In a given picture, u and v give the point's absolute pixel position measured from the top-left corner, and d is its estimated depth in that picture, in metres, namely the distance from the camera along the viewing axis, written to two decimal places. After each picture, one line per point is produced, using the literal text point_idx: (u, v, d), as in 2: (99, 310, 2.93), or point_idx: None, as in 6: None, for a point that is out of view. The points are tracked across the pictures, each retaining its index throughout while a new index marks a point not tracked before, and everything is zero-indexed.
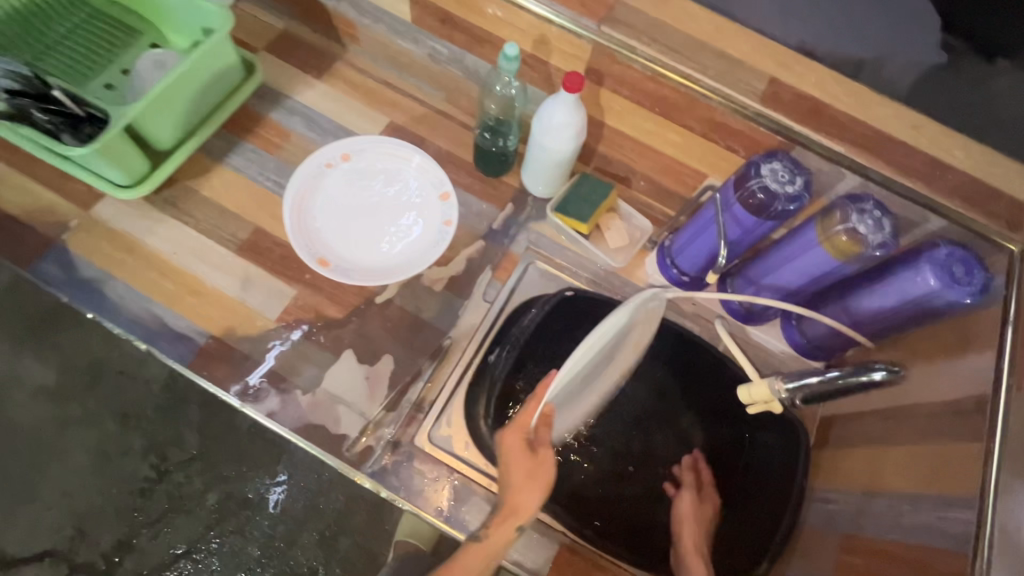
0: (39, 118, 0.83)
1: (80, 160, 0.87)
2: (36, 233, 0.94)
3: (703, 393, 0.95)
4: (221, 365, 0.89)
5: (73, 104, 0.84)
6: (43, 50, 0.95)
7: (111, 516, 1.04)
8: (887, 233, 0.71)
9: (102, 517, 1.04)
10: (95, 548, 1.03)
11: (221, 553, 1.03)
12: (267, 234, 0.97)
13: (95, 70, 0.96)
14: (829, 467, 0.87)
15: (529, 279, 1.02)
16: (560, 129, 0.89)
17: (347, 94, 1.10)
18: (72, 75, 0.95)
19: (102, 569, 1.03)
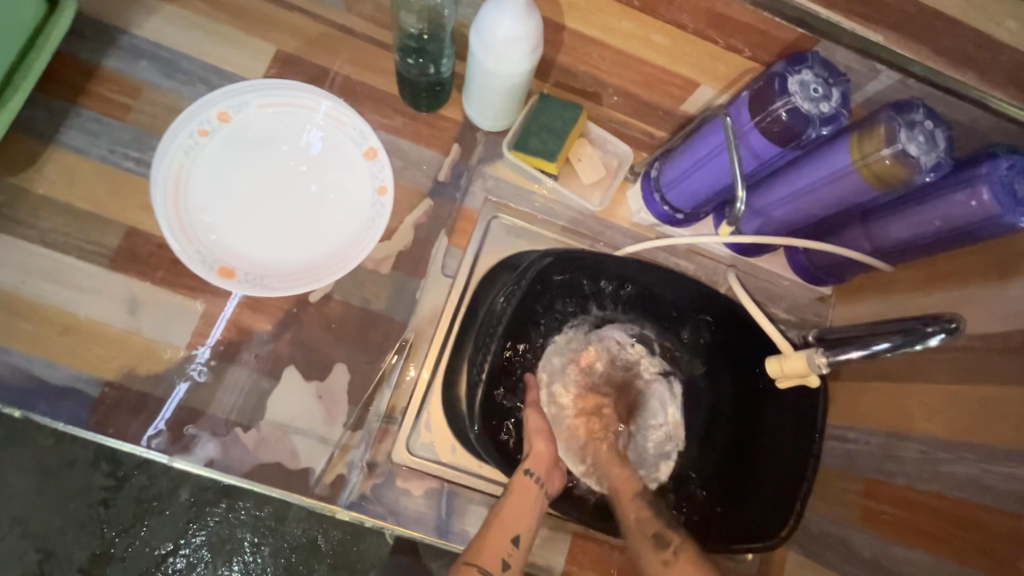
0: None
1: None
2: None
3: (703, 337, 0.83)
4: (130, 416, 0.70)
5: None
6: None
7: (77, 532, 0.89)
8: (942, 150, 0.56)
9: (64, 535, 0.88)
10: (69, 565, 0.88)
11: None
12: (146, 235, 0.74)
13: None
14: (848, 402, 0.81)
15: (494, 238, 0.83)
16: (507, 46, 0.66)
17: (207, 16, 0.80)
18: None
19: None
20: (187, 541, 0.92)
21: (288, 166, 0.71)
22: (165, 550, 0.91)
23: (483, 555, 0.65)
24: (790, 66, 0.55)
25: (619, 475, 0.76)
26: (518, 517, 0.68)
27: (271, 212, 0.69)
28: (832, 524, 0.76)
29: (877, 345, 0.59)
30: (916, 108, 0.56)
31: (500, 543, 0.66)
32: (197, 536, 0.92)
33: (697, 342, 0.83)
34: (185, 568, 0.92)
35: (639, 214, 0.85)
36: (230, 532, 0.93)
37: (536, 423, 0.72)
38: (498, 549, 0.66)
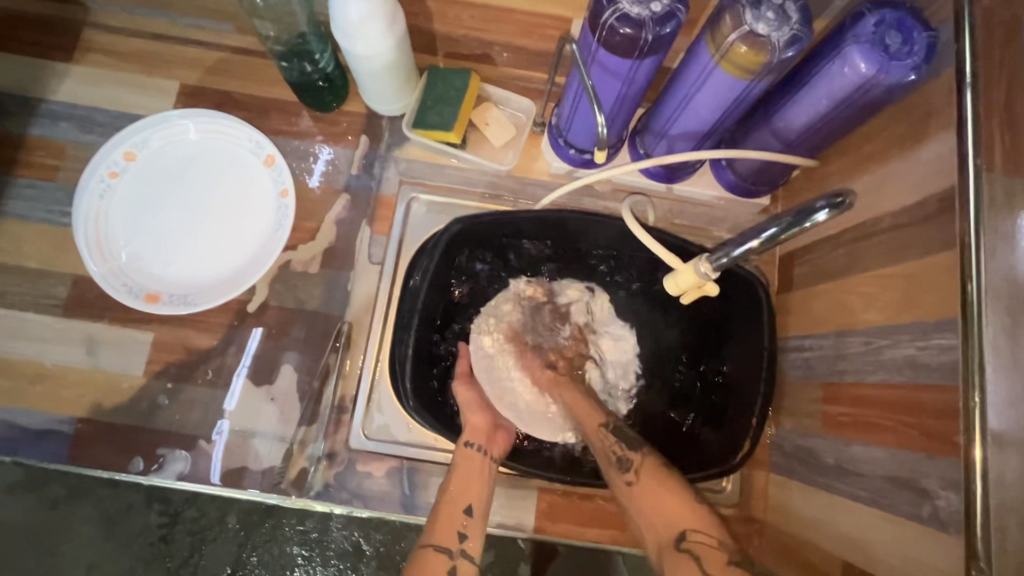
0: None
1: None
2: None
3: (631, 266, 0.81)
4: (105, 446, 0.76)
5: None
6: None
7: None
8: (796, 23, 0.53)
9: None
10: None
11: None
12: (91, 280, 0.79)
13: None
14: (802, 310, 0.77)
15: (415, 219, 0.84)
16: (363, 27, 0.67)
17: (113, 67, 0.85)
18: None
19: None
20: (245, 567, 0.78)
21: (195, 190, 0.75)
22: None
23: (437, 534, 0.65)
24: None
25: (579, 413, 0.70)
26: (468, 487, 0.68)
27: (186, 236, 0.74)
28: (800, 437, 0.73)
29: (765, 230, 0.55)
30: None
31: (452, 518, 0.66)
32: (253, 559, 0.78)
33: (627, 270, 0.81)
34: None
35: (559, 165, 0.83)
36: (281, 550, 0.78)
37: (467, 397, 0.74)
38: (452, 523, 0.65)
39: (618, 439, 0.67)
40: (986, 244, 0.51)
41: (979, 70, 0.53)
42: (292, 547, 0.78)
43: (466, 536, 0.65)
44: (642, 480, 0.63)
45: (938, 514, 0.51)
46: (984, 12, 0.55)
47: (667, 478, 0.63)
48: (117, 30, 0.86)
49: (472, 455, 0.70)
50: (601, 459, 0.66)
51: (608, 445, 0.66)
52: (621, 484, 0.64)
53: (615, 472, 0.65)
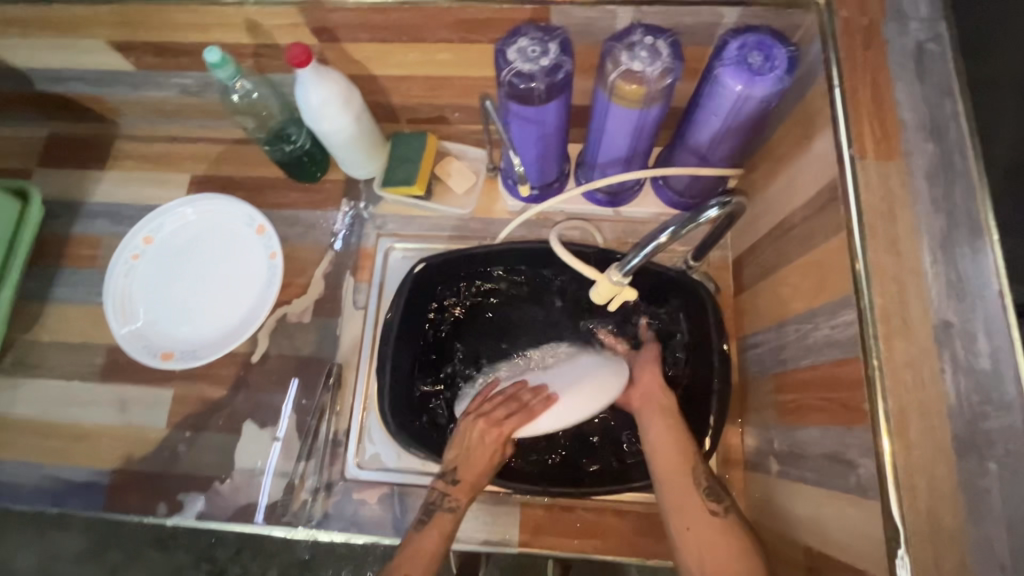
0: None
1: None
2: None
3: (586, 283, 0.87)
4: (136, 491, 0.86)
5: None
6: None
7: None
8: (668, 56, 0.61)
9: None
10: None
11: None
12: (122, 347, 0.92)
13: None
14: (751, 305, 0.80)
15: (392, 266, 0.94)
16: (324, 109, 0.80)
17: (139, 169, 1.02)
18: None
19: None
20: None
21: (203, 263, 0.89)
22: None
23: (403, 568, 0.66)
24: (507, 40, 0.63)
25: (659, 442, 0.70)
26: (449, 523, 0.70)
27: (199, 302, 0.88)
28: (764, 430, 0.75)
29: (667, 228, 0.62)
30: (634, 30, 0.62)
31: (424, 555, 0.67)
32: None
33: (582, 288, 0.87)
34: None
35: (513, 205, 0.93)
36: None
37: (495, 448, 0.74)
38: (421, 559, 0.67)
39: (700, 485, 0.67)
40: (870, 224, 0.55)
41: (844, 72, 0.60)
42: None
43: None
44: (727, 516, 0.65)
45: (861, 482, 0.53)
46: (842, 22, 0.61)
47: (745, 540, 0.63)
48: (142, 138, 1.04)
49: (444, 507, 0.71)
50: (677, 504, 0.66)
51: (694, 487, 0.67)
52: (682, 531, 0.65)
53: (694, 520, 0.65)
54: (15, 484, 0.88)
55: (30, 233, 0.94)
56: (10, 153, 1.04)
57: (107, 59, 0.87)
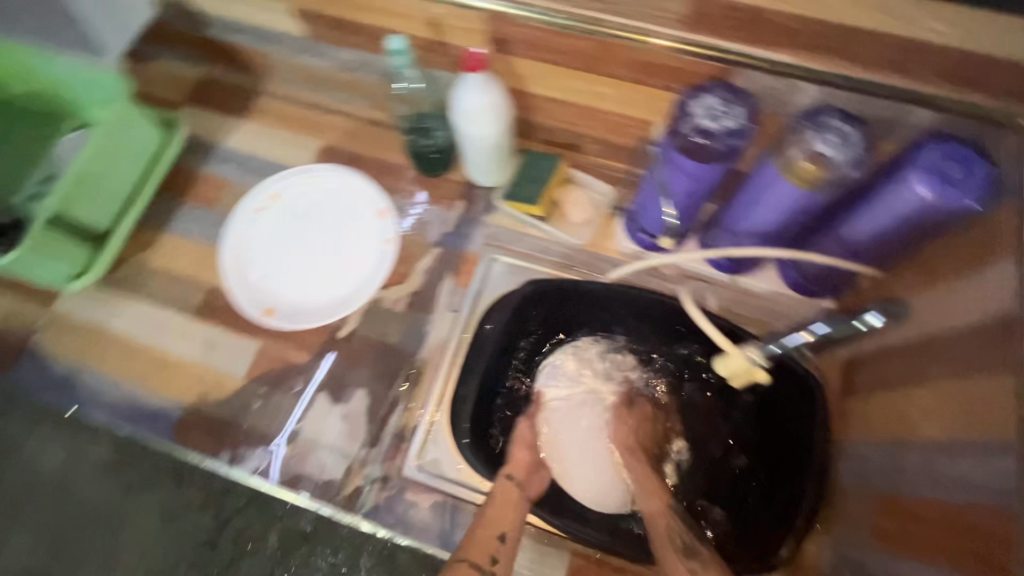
0: None
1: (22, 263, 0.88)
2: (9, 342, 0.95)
3: (687, 350, 0.85)
4: (203, 433, 0.88)
5: None
6: None
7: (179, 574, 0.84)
8: (859, 146, 0.59)
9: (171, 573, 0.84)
10: None
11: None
12: (220, 291, 0.95)
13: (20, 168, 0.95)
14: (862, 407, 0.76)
15: (494, 278, 0.94)
16: (477, 115, 0.81)
17: (274, 126, 1.06)
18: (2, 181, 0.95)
19: None
20: None
21: (318, 232, 0.93)
22: None
23: (471, 551, 0.69)
24: (692, 93, 0.62)
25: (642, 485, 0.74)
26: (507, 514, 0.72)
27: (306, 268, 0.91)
28: (852, 549, 0.70)
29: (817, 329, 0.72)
30: (828, 112, 0.60)
31: (487, 540, 0.70)
32: None
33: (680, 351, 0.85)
34: None
35: (625, 246, 0.92)
36: None
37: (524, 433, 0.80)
38: (487, 545, 0.70)
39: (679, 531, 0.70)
40: None
41: None
42: None
43: (495, 561, 0.69)
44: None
45: None
46: None
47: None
48: (283, 98, 1.08)
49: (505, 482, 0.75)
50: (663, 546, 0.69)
51: (678, 535, 0.70)
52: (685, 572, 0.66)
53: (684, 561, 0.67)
54: (94, 396, 0.91)
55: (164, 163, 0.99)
56: (156, 85, 1.09)
57: (285, 21, 0.91)
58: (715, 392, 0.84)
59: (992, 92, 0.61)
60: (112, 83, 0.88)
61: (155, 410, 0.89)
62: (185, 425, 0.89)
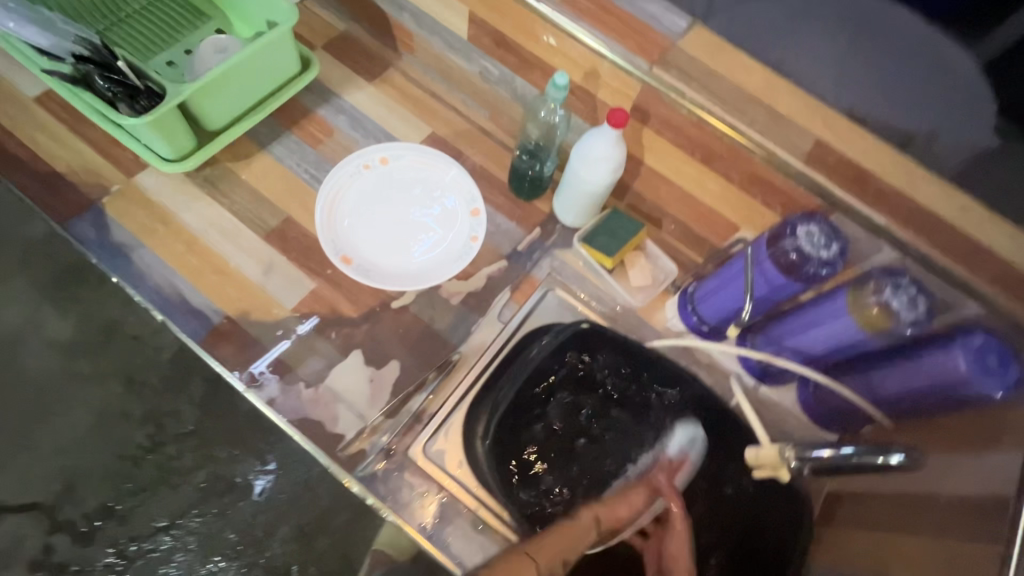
0: (100, 85, 0.86)
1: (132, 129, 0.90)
2: (78, 193, 0.96)
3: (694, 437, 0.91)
4: (232, 346, 0.89)
5: (134, 76, 0.87)
6: (119, 23, 1.01)
7: (101, 477, 0.87)
8: (921, 311, 0.73)
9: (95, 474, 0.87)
10: (80, 506, 0.86)
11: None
12: (296, 224, 0.98)
13: (160, 48, 1.01)
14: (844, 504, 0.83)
15: (546, 306, 1.00)
16: (597, 162, 0.90)
17: (395, 100, 1.13)
18: (138, 50, 1.00)
19: (80, 532, 0.84)
20: (182, 522, 0.85)
21: (407, 206, 0.98)
22: (160, 524, 0.85)
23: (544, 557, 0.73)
24: (801, 220, 0.77)
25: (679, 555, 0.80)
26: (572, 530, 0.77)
27: (388, 233, 0.96)
28: None
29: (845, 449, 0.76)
30: (905, 275, 0.74)
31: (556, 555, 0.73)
32: (193, 521, 0.85)
33: (676, 425, 0.91)
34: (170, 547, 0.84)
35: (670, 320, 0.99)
36: (219, 529, 0.84)
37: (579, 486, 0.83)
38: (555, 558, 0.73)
39: None
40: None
41: None
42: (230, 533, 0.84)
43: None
44: None
45: None
46: None
47: None
48: (411, 79, 1.15)
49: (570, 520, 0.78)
50: None
51: None
52: None
53: None
54: (138, 274, 0.92)
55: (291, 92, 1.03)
56: (308, 23, 1.16)
57: (454, 20, 1.00)
58: (704, 472, 0.90)
59: None
60: (288, 15, 0.96)
61: (193, 309, 0.90)
62: (216, 333, 0.89)
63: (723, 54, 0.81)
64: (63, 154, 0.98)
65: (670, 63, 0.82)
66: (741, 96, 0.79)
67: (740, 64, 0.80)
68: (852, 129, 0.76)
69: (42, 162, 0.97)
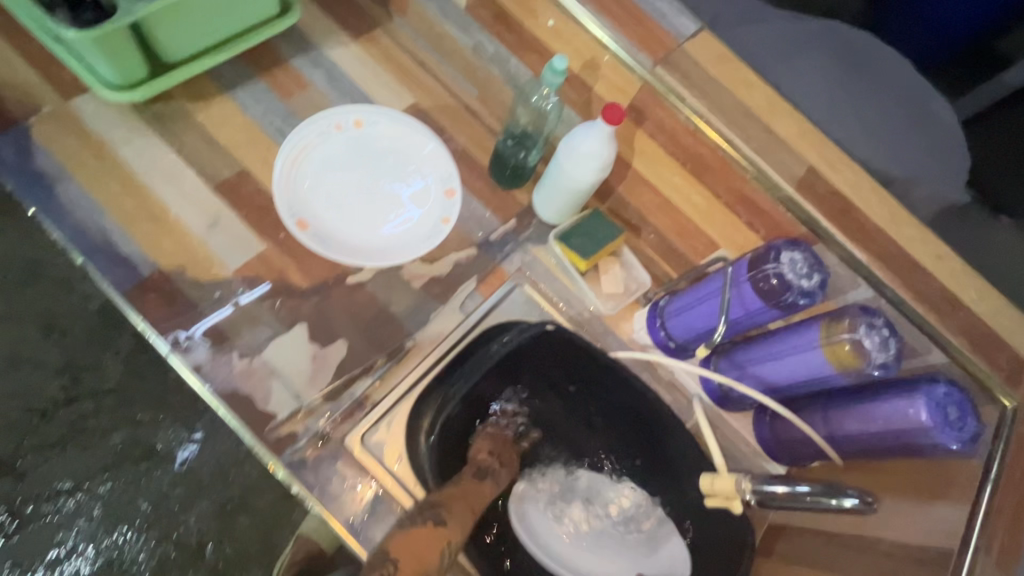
0: None
1: (73, 45, 0.79)
2: (2, 108, 0.84)
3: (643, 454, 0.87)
4: (161, 303, 0.80)
5: None
6: None
7: (1, 428, 0.96)
8: (891, 354, 0.69)
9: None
10: None
11: (107, 498, 0.97)
12: (252, 179, 0.89)
13: None
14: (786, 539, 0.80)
15: (512, 301, 0.95)
16: (586, 158, 0.84)
17: (379, 62, 1.04)
18: None
19: None
20: (87, 486, 0.97)
21: (372, 175, 0.90)
22: (63, 486, 0.97)
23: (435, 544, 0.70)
24: (785, 244, 0.72)
25: None
26: (459, 526, 0.72)
27: (348, 202, 0.88)
28: None
29: (799, 486, 0.71)
30: (880, 315, 0.70)
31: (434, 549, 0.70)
32: (102, 486, 0.97)
33: (636, 443, 0.87)
34: (72, 510, 0.96)
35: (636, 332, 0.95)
36: (133, 497, 0.98)
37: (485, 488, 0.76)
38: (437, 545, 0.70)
39: None
40: None
41: (1001, 476, 0.68)
42: (144, 504, 0.98)
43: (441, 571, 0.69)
44: None
45: None
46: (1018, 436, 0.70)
47: None
48: (398, 41, 1.05)
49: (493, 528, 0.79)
50: None
51: None
52: None
53: None
54: (61, 208, 0.81)
55: (264, 34, 0.94)
56: None
57: None
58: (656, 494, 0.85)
59: (996, 366, 0.73)
60: None
61: (120, 258, 0.81)
62: (142, 287, 0.80)
63: (726, 65, 0.79)
64: None
65: (674, 65, 0.79)
66: (740, 111, 0.78)
67: (742, 79, 0.78)
68: (840, 157, 0.77)
69: None
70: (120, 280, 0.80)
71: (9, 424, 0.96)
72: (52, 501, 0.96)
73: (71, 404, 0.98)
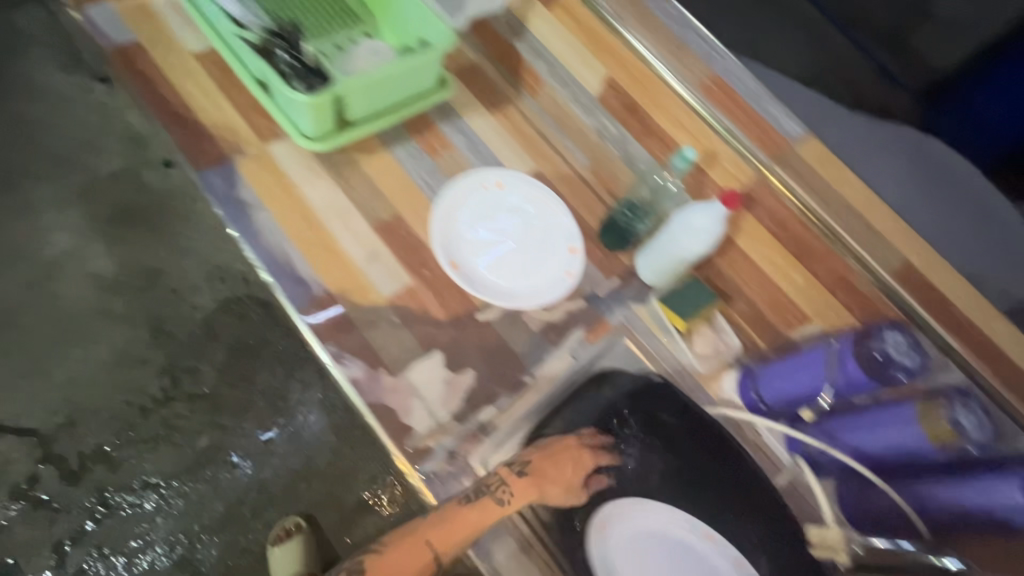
0: (280, 60, 0.96)
1: (291, 103, 0.98)
2: (216, 146, 1.02)
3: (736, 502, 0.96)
4: (328, 321, 0.93)
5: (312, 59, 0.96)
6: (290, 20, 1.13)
7: (106, 420, 1.07)
8: (984, 433, 0.81)
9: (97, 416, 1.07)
10: (77, 445, 1.05)
11: (187, 497, 1.05)
12: (405, 222, 1.05)
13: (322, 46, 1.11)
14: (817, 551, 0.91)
15: (615, 351, 1.05)
16: (698, 232, 0.97)
17: (510, 132, 1.21)
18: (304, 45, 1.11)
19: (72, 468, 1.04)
20: (171, 484, 1.06)
21: (525, 232, 1.05)
22: (149, 480, 1.06)
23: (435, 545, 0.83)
24: (892, 328, 0.86)
25: None
26: (441, 538, 0.82)
27: (506, 253, 1.03)
28: None
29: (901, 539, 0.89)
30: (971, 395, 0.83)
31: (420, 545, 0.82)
32: (182, 486, 1.06)
33: (730, 496, 0.96)
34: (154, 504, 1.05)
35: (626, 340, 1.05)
36: (208, 500, 1.05)
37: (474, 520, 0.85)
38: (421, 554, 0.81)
39: None
40: None
41: None
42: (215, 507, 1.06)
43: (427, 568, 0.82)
44: None
45: None
46: None
47: None
48: (527, 115, 1.22)
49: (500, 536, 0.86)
50: None
51: None
52: None
53: None
54: (256, 233, 0.97)
55: (427, 104, 1.12)
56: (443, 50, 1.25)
57: (590, 78, 1.10)
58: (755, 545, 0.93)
59: None
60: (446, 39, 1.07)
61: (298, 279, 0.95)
62: (315, 305, 0.94)
63: (831, 167, 0.91)
64: (210, 109, 1.05)
65: (788, 163, 0.92)
66: (844, 207, 0.90)
67: (847, 179, 0.90)
68: (932, 255, 0.88)
69: (190, 112, 1.04)
70: (297, 298, 0.94)
71: (115, 415, 1.08)
72: (135, 494, 1.04)
73: (167, 403, 1.09)
